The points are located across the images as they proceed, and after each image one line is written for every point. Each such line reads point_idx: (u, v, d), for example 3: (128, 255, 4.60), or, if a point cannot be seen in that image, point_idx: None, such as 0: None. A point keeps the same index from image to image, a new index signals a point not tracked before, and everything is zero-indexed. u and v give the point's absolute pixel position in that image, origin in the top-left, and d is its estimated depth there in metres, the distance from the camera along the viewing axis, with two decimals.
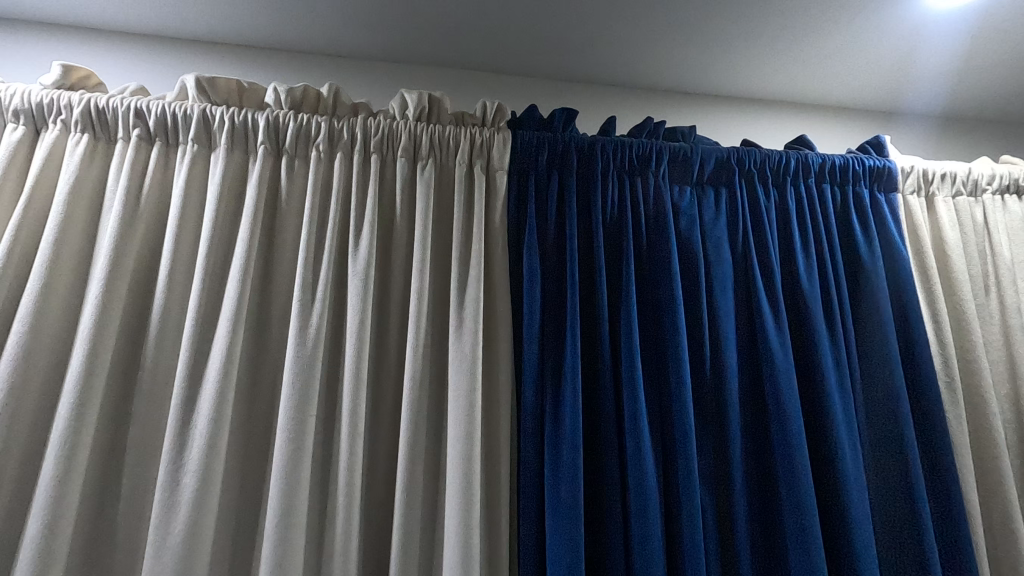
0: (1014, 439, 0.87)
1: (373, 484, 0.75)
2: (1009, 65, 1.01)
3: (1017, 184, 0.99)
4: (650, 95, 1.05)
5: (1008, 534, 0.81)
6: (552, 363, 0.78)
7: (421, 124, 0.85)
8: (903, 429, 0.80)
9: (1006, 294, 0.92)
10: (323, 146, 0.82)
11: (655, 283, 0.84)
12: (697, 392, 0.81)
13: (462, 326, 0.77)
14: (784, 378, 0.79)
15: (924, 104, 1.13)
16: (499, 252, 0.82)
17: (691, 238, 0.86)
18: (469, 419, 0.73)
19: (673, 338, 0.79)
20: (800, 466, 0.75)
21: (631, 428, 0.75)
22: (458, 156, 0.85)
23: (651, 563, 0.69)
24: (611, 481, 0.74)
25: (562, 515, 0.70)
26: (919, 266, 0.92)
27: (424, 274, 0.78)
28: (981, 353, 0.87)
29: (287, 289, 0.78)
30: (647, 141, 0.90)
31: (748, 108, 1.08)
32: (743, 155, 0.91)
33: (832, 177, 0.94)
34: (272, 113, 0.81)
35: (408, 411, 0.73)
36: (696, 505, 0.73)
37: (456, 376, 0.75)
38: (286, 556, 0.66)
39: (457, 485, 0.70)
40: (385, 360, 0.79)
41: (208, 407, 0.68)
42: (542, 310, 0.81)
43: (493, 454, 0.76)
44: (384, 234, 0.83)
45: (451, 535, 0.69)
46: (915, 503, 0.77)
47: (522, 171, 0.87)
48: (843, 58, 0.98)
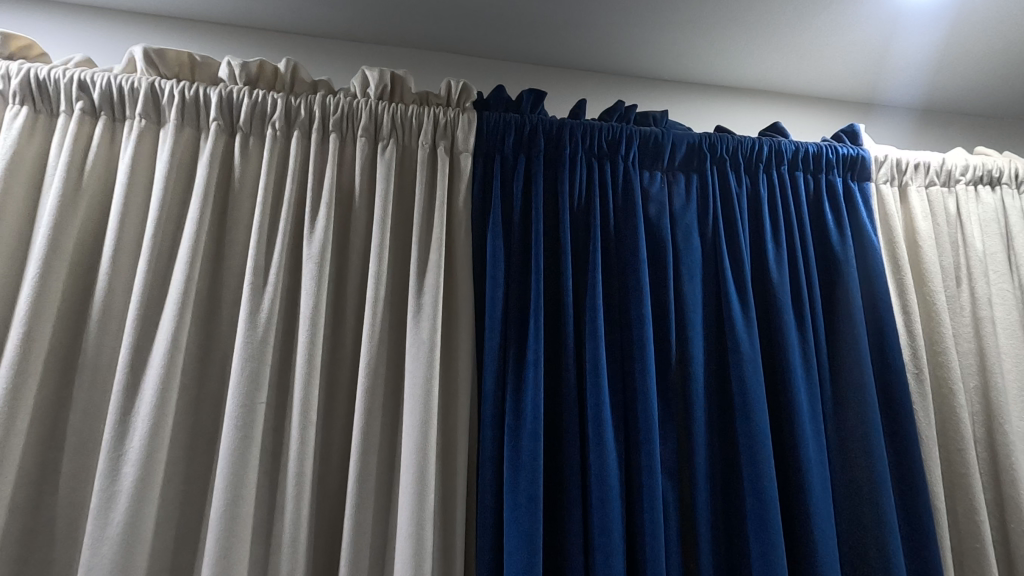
0: (981, 432, 0.87)
1: (327, 472, 0.72)
2: (984, 57, 1.00)
3: (992, 175, 0.98)
4: (622, 79, 1.02)
5: (971, 525, 0.81)
6: (514, 350, 0.76)
7: (383, 103, 0.82)
8: (869, 421, 0.79)
9: (978, 285, 0.91)
10: (280, 123, 0.79)
11: (621, 271, 0.82)
12: (663, 382, 0.80)
13: (421, 313, 0.75)
14: (750, 368, 0.78)
15: (899, 95, 1.12)
16: (462, 235, 0.80)
17: (660, 225, 0.84)
18: (426, 408, 0.71)
19: (638, 326, 0.78)
20: (764, 458, 0.74)
21: (593, 419, 0.73)
22: (421, 136, 0.82)
23: (609, 554, 0.68)
24: (572, 473, 0.73)
25: (520, 508, 0.69)
26: (890, 256, 0.91)
27: (383, 258, 0.76)
28: (950, 345, 0.86)
29: (238, 272, 0.75)
30: (617, 125, 0.87)
31: (725, 96, 1.07)
32: (714, 141, 0.89)
33: (806, 165, 0.92)
34: (225, 89, 0.78)
35: (363, 398, 0.71)
36: (657, 497, 0.71)
37: (414, 364, 0.72)
38: (232, 547, 0.64)
39: (412, 476, 0.69)
40: (342, 347, 0.76)
41: (150, 394, 0.65)
42: (506, 295, 0.78)
43: (450, 444, 0.74)
44: (343, 216, 0.81)
45: (404, 527, 0.67)
46: (878, 494, 0.76)
47: (488, 154, 0.84)
48: (820, 46, 0.96)
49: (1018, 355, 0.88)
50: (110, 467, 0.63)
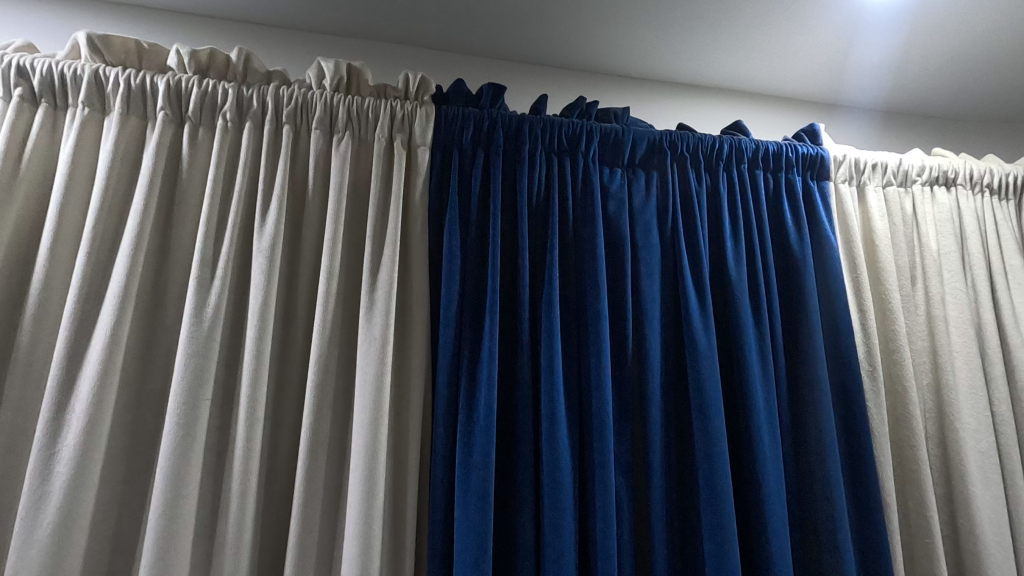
0: (933, 429, 0.89)
1: (275, 471, 0.71)
2: (942, 59, 1.02)
3: (947, 176, 0.99)
4: (585, 75, 1.02)
5: (922, 521, 0.82)
6: (469, 345, 0.75)
7: (339, 95, 0.80)
8: (823, 419, 0.80)
9: (931, 284, 0.93)
10: (231, 114, 0.77)
11: (579, 267, 0.82)
12: (618, 378, 0.79)
13: (374, 309, 0.74)
14: (706, 365, 0.78)
15: (860, 97, 1.13)
16: (418, 228, 0.79)
17: (619, 221, 0.84)
18: (377, 405, 0.70)
19: (595, 322, 0.77)
20: (717, 453, 0.74)
21: (548, 416, 0.72)
22: (377, 130, 0.81)
23: (560, 551, 0.68)
24: (524, 470, 0.72)
25: (472, 504, 0.68)
26: (848, 255, 0.92)
27: (335, 252, 0.74)
28: (904, 343, 0.87)
29: (185, 264, 0.73)
30: (577, 121, 0.87)
31: (689, 94, 1.07)
32: (675, 139, 0.90)
33: (766, 164, 0.93)
34: (174, 77, 0.76)
35: (312, 395, 0.69)
36: (610, 493, 0.71)
37: (365, 359, 0.71)
38: (171, 548, 0.62)
39: (361, 473, 0.68)
40: (292, 343, 0.75)
41: (87, 391, 0.63)
42: (461, 289, 0.78)
43: (402, 442, 0.73)
44: (296, 210, 0.79)
45: (352, 527, 0.66)
46: (830, 491, 0.77)
47: (446, 148, 0.83)
48: (782, 46, 0.97)
49: (970, 354, 0.89)
50: (42, 466, 0.61)
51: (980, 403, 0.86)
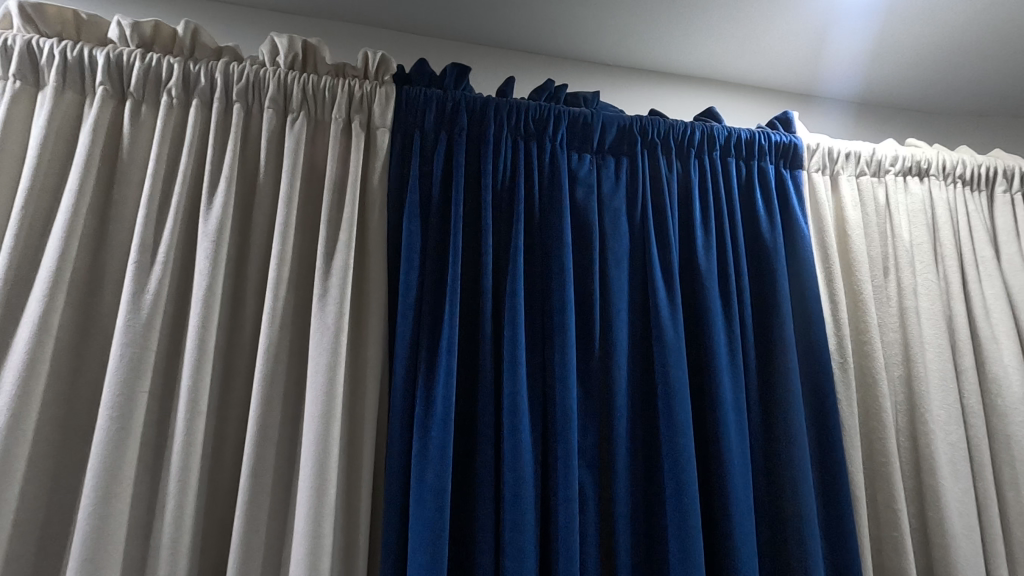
0: (904, 422, 0.88)
1: (219, 467, 0.67)
2: (916, 49, 1.00)
3: (920, 166, 0.98)
4: (554, 59, 0.99)
5: (890, 513, 0.81)
6: (427, 334, 0.72)
7: (293, 73, 0.77)
8: (793, 412, 0.78)
9: (903, 275, 0.92)
10: (176, 91, 0.73)
11: (544, 255, 0.79)
12: (584, 369, 0.77)
13: (327, 295, 0.70)
14: (674, 357, 0.76)
15: (835, 88, 1.12)
16: (376, 213, 0.76)
17: (587, 208, 0.82)
18: (329, 397, 0.66)
19: (560, 312, 0.75)
20: (683, 446, 0.72)
21: (510, 408, 0.70)
22: (334, 109, 0.77)
23: (520, 548, 0.65)
24: (483, 464, 0.70)
25: (428, 500, 0.65)
26: (820, 245, 0.90)
27: (286, 236, 0.71)
28: (875, 334, 0.86)
29: (124, 247, 0.69)
30: (545, 105, 0.84)
31: (663, 81, 1.04)
32: (646, 124, 0.87)
33: (739, 152, 0.90)
34: (114, 50, 0.72)
35: (259, 387, 0.66)
36: (573, 487, 0.69)
37: (317, 350, 0.68)
38: (102, 549, 0.58)
39: (311, 469, 0.64)
40: (240, 333, 0.71)
41: (11, 382, 0.59)
42: (421, 276, 0.74)
43: (356, 436, 0.70)
44: (247, 193, 0.75)
45: (300, 525, 0.63)
46: (799, 485, 0.75)
47: (407, 130, 0.80)
48: (757, 33, 0.95)
49: (942, 346, 0.88)
50: None
51: (951, 395, 0.85)
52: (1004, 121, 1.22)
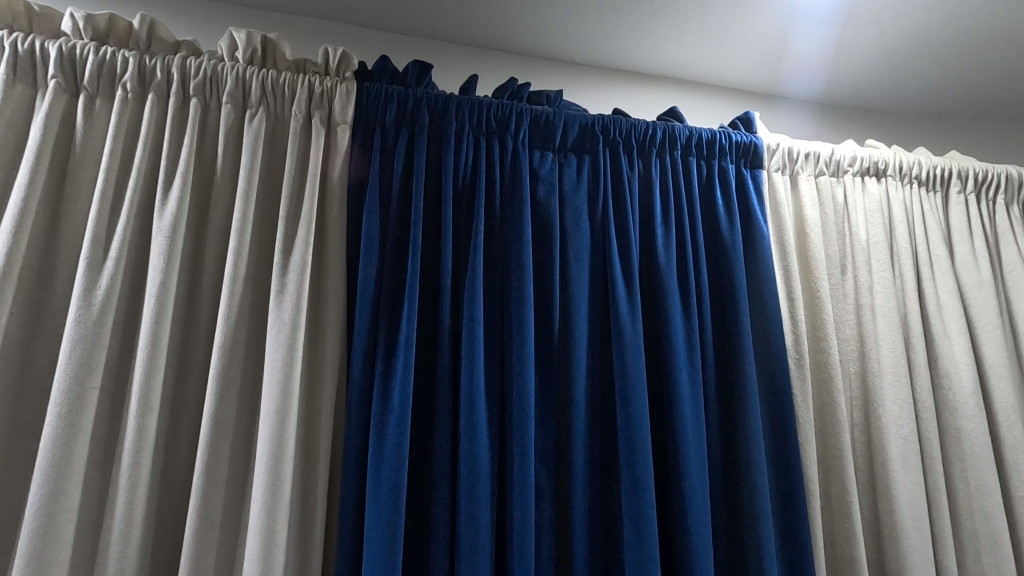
0: (859, 416, 0.90)
1: (173, 464, 0.67)
2: (875, 52, 1.02)
3: (878, 167, 1.00)
4: (519, 57, 1.00)
5: (843, 505, 0.83)
6: (386, 331, 0.72)
7: (252, 68, 0.76)
8: (748, 406, 0.79)
9: (860, 273, 0.94)
10: (132, 85, 0.72)
11: (505, 253, 0.79)
12: (544, 365, 0.78)
13: (284, 292, 0.70)
14: (631, 354, 0.77)
15: (798, 89, 1.14)
16: (336, 209, 0.76)
17: (548, 205, 0.83)
18: (284, 392, 0.67)
19: (519, 307, 0.75)
20: (640, 441, 0.73)
21: (467, 403, 0.70)
22: (294, 106, 0.77)
23: (475, 541, 0.66)
24: (440, 459, 0.70)
25: (384, 495, 0.65)
26: (778, 244, 0.92)
27: (243, 232, 0.71)
28: (831, 330, 0.88)
29: (76, 243, 0.69)
30: (507, 102, 0.85)
31: (629, 81, 1.05)
32: (608, 123, 0.88)
33: (700, 151, 0.92)
34: (67, 43, 0.71)
35: (214, 383, 0.66)
36: (530, 482, 0.69)
37: (273, 346, 0.68)
38: (48, 547, 0.57)
39: (265, 465, 0.64)
40: (195, 329, 0.71)
41: None
42: (380, 273, 0.75)
43: (313, 432, 0.70)
44: (204, 188, 0.75)
45: (254, 521, 0.62)
46: (753, 479, 0.77)
47: (368, 127, 0.80)
48: (720, 34, 0.96)
49: (896, 341, 0.90)
50: None
51: (904, 390, 0.87)
52: (962, 123, 1.25)
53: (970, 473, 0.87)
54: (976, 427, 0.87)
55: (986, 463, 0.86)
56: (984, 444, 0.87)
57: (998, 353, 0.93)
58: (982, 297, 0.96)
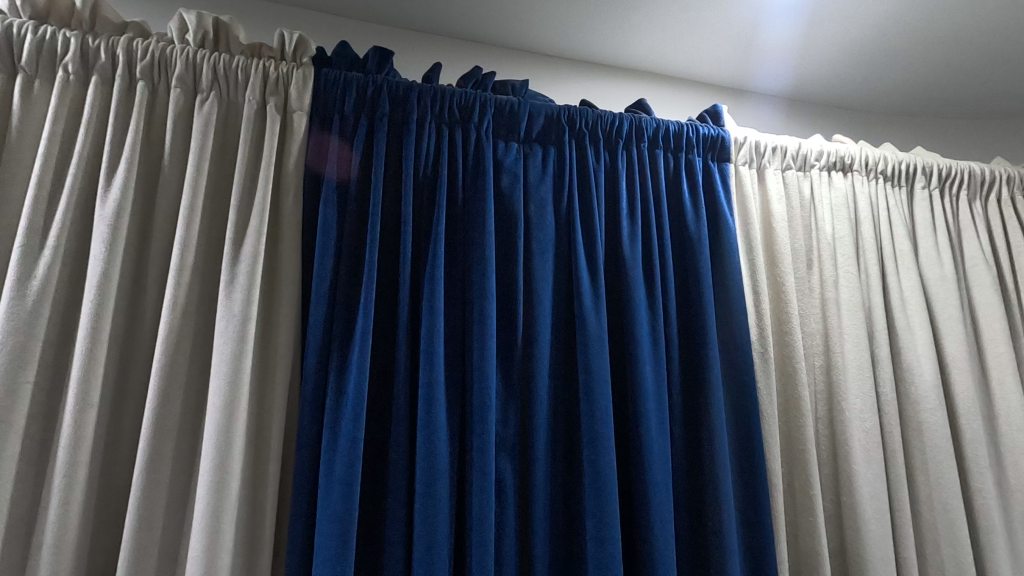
0: (823, 410, 0.90)
1: (115, 461, 0.64)
2: (842, 48, 1.03)
3: (844, 162, 1.00)
4: (484, 47, 0.98)
5: (806, 499, 0.83)
6: (342, 324, 0.70)
7: (203, 51, 0.73)
8: (712, 400, 0.79)
9: (825, 267, 0.94)
10: (73, 66, 0.69)
11: (466, 244, 0.78)
12: (506, 358, 0.76)
13: (234, 283, 0.68)
14: (595, 347, 0.76)
15: (766, 84, 1.14)
16: (291, 198, 0.74)
17: (511, 196, 0.81)
18: (233, 387, 0.64)
19: (479, 300, 0.74)
20: (602, 435, 0.72)
21: (425, 397, 0.69)
22: (248, 91, 0.75)
23: (431, 539, 0.64)
24: (397, 455, 0.68)
25: (336, 492, 0.63)
26: (745, 237, 0.91)
27: (192, 221, 0.68)
28: (795, 324, 0.88)
29: (11, 231, 0.65)
30: (470, 91, 0.83)
31: (597, 73, 1.04)
32: (574, 114, 0.87)
33: (666, 144, 0.91)
34: (4, 22, 0.68)
35: (158, 378, 0.63)
36: (490, 478, 0.68)
37: (222, 338, 0.65)
38: None
39: (212, 462, 0.62)
40: (140, 322, 0.68)
41: None
42: (336, 264, 0.73)
43: (264, 429, 0.68)
44: (151, 175, 0.72)
45: (198, 521, 0.60)
46: (717, 473, 0.76)
47: (326, 114, 0.78)
48: (689, 27, 0.95)
49: (860, 335, 0.90)
50: None
51: (866, 383, 0.87)
52: (927, 120, 1.27)
53: (930, 466, 0.87)
54: (937, 420, 0.88)
55: (946, 456, 0.87)
56: (944, 437, 0.88)
57: (959, 347, 0.94)
58: (945, 291, 0.97)
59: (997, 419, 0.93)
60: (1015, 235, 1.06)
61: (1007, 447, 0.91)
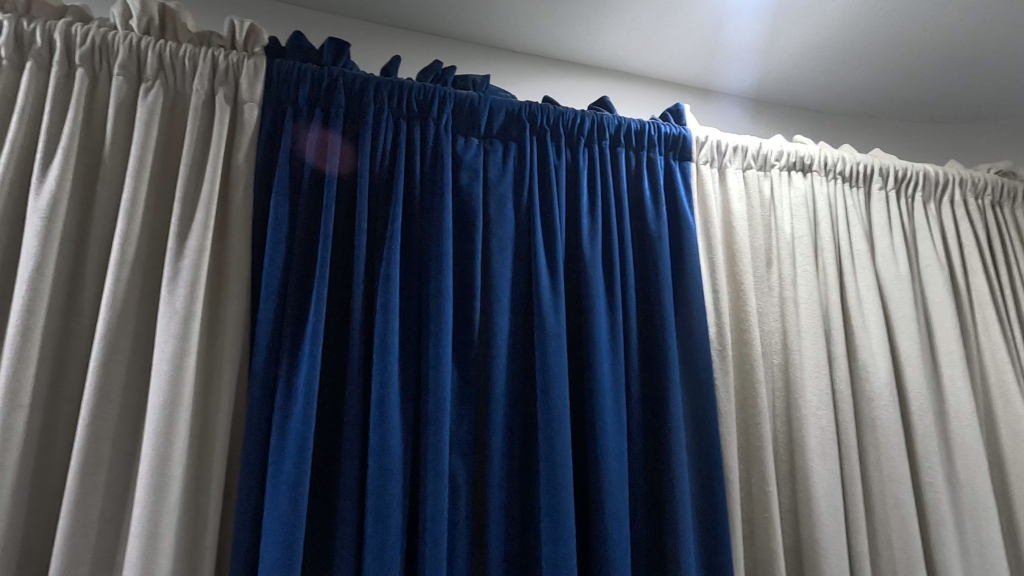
0: (781, 408, 0.91)
1: (48, 464, 0.62)
2: (803, 49, 1.04)
3: (804, 162, 1.02)
4: (445, 42, 0.97)
5: (762, 495, 0.83)
6: (292, 321, 0.68)
7: (148, 39, 0.71)
8: (671, 397, 0.79)
9: (784, 266, 0.95)
10: (7, 51, 0.66)
11: (423, 241, 0.77)
12: (463, 356, 0.75)
13: (178, 279, 0.65)
14: (553, 345, 0.75)
15: (729, 84, 1.15)
16: (240, 192, 0.71)
17: (470, 192, 0.80)
18: (175, 387, 0.62)
19: (436, 297, 0.72)
20: (559, 434, 0.72)
21: (378, 396, 0.67)
22: (195, 81, 0.72)
23: (382, 540, 0.63)
24: (348, 455, 0.67)
25: (284, 494, 0.62)
26: (705, 236, 0.92)
27: (134, 214, 0.65)
28: (753, 322, 0.89)
29: None
30: (429, 85, 0.81)
31: (561, 69, 1.04)
32: (535, 110, 0.86)
33: (628, 142, 0.91)
34: None
35: (94, 377, 0.61)
36: (443, 478, 0.67)
37: (164, 336, 0.63)
38: None
39: (151, 464, 0.59)
40: (77, 320, 0.65)
41: None
42: (287, 260, 0.71)
43: (209, 429, 0.65)
44: (91, 166, 0.69)
45: (135, 526, 0.58)
46: (674, 471, 0.76)
47: (279, 106, 0.76)
48: (652, 25, 0.95)
49: (817, 333, 0.91)
50: None
51: (823, 380, 0.89)
52: (885, 123, 1.29)
53: (883, 461, 0.89)
54: (889, 416, 0.90)
55: (898, 451, 0.89)
56: (896, 433, 0.90)
57: (912, 345, 0.96)
58: (900, 290, 0.99)
59: (948, 416, 0.95)
60: (967, 236, 1.08)
61: (957, 443, 0.93)
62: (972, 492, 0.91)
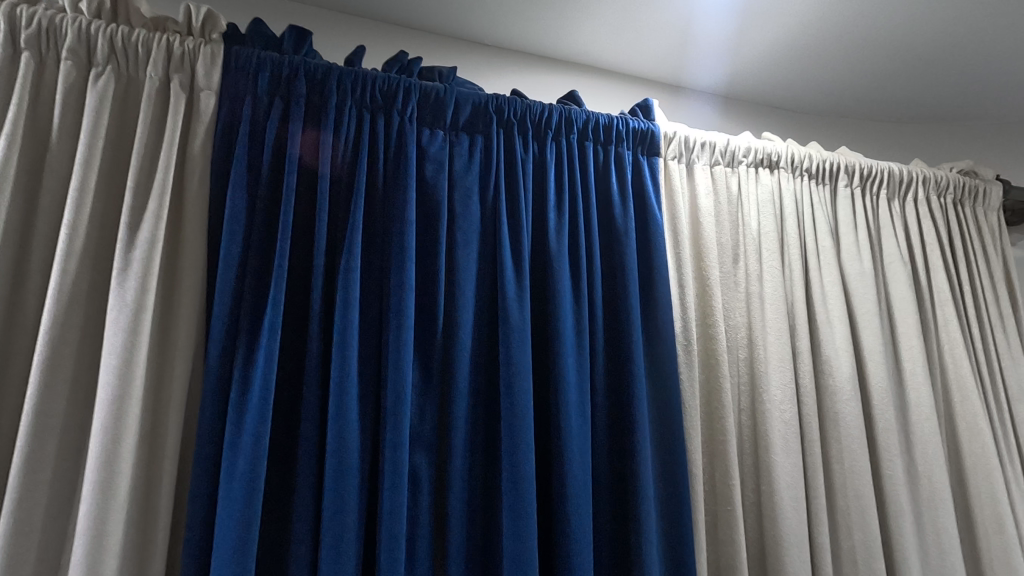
0: (746, 401, 0.92)
1: None
2: (771, 47, 1.05)
3: (771, 159, 1.03)
4: (412, 33, 0.96)
5: (725, 488, 0.84)
6: (248, 314, 0.67)
7: (99, 23, 0.69)
8: (635, 391, 0.79)
9: (750, 262, 0.96)
10: None
11: (385, 233, 0.76)
12: (425, 350, 0.75)
13: (128, 270, 0.63)
14: (517, 339, 0.75)
15: (699, 81, 1.15)
16: (196, 182, 0.70)
17: (435, 185, 0.79)
18: (124, 381, 0.60)
19: (397, 290, 0.71)
20: (522, 429, 0.71)
21: (336, 390, 0.66)
22: (149, 67, 0.70)
23: (338, 536, 0.62)
24: (305, 450, 0.66)
25: (237, 490, 0.60)
26: (672, 231, 0.92)
27: (82, 204, 0.63)
28: (719, 317, 0.90)
29: None
30: (394, 76, 0.80)
31: (530, 63, 1.04)
32: (502, 103, 0.85)
33: (596, 136, 0.91)
34: None
35: (38, 371, 0.59)
36: (403, 473, 0.66)
37: (113, 330, 0.61)
38: None
39: (98, 461, 0.58)
40: (21, 312, 0.63)
41: None
42: (244, 252, 0.69)
43: (161, 425, 0.64)
44: (37, 154, 0.67)
45: (81, 524, 0.56)
46: (638, 465, 0.76)
47: (238, 95, 0.74)
48: (621, 19, 0.95)
49: (781, 328, 0.92)
50: None
51: (787, 374, 0.90)
52: (852, 122, 1.31)
53: (845, 455, 0.90)
54: (851, 410, 0.91)
55: (859, 444, 0.90)
56: (858, 426, 0.91)
57: (874, 340, 0.97)
58: (863, 286, 1.00)
59: (909, 410, 0.97)
60: (929, 234, 1.10)
61: (916, 436, 0.95)
62: (930, 485, 0.92)
